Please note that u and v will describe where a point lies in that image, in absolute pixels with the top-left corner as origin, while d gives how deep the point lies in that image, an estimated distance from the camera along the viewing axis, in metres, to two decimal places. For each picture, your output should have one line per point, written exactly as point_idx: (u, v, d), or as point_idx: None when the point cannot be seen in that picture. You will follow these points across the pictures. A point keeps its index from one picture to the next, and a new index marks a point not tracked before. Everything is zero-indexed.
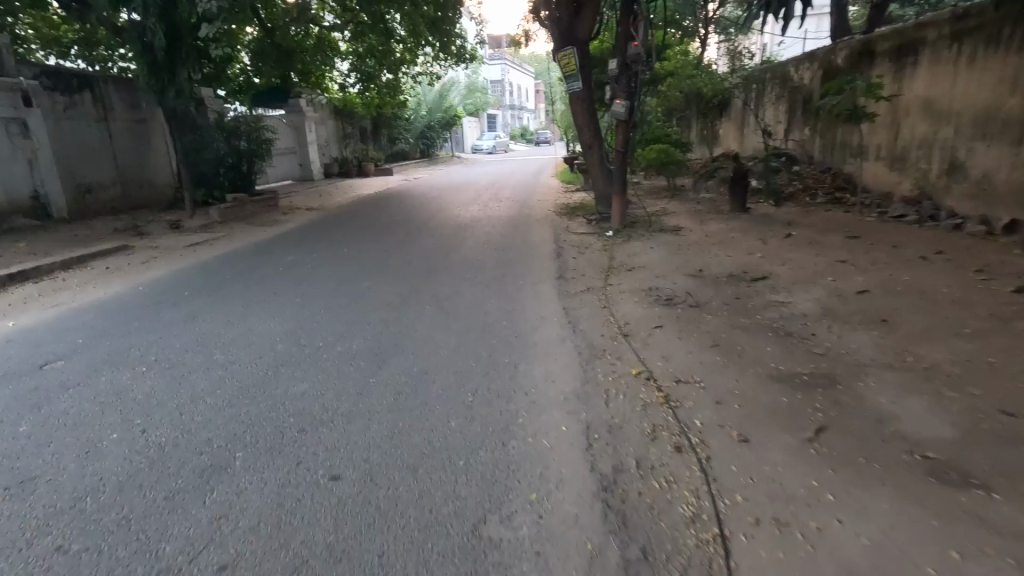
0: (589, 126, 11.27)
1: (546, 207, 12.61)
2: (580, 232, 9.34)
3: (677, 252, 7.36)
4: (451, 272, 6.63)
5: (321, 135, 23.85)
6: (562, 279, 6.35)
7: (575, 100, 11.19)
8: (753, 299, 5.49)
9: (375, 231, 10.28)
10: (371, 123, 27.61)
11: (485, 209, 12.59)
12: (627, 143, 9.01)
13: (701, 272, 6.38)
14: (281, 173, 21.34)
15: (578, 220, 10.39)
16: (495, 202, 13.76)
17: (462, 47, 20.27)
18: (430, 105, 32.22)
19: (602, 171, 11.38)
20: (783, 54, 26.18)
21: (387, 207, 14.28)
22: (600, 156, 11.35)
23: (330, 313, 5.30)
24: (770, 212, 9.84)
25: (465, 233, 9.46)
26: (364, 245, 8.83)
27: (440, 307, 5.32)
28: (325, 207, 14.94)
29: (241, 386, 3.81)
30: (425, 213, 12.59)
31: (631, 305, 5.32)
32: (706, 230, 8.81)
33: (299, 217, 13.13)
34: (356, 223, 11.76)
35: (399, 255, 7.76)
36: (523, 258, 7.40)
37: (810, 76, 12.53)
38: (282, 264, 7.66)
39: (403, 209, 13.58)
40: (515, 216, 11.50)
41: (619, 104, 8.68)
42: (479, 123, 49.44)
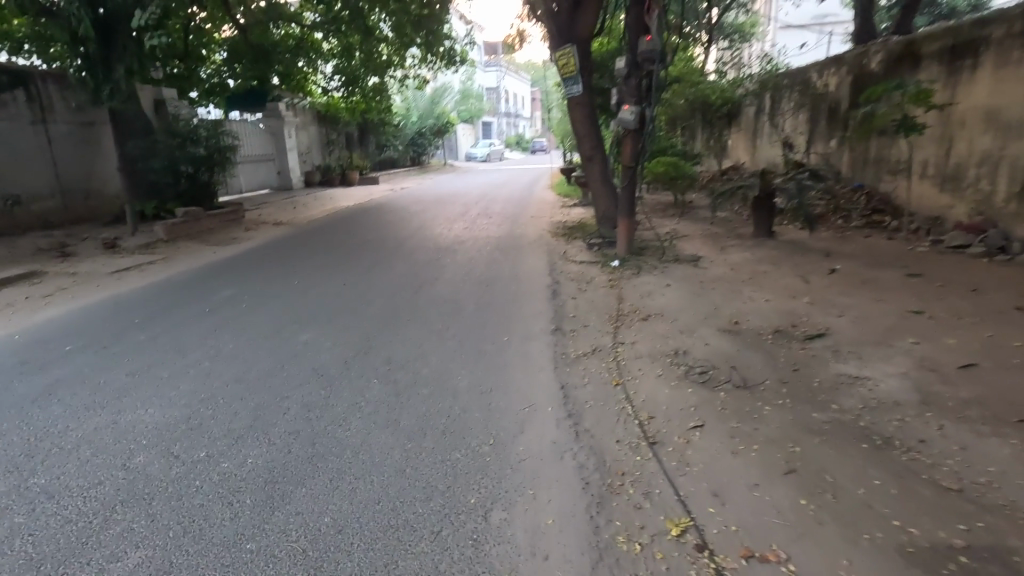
0: (590, 137, 9.90)
1: (540, 226, 11.25)
2: (579, 259, 7.93)
3: (700, 292, 5.97)
4: (417, 322, 5.19)
5: (301, 141, 22.41)
6: (558, 332, 4.92)
7: (574, 106, 9.80)
8: (815, 371, 4.09)
9: (340, 255, 8.82)
10: (357, 129, 26.21)
11: (471, 228, 11.19)
12: (637, 158, 7.62)
13: (737, 325, 4.98)
14: (257, 181, 19.89)
15: (577, 243, 8.99)
16: (483, 219, 12.37)
17: (452, 49, 18.94)
18: (421, 111, 30.89)
19: (605, 186, 9.97)
20: (792, 62, 25.03)
21: (365, 222, 12.88)
22: (602, 170, 9.97)
23: (238, 391, 3.85)
24: (801, 237, 8.50)
25: (443, 260, 8.01)
26: (320, 275, 7.38)
27: (389, 383, 3.90)
28: (296, 221, 13.50)
29: (38, 553, 2.35)
30: (402, 230, 11.16)
31: (653, 383, 3.87)
32: (729, 259, 7.46)
33: (263, 234, 11.68)
34: (323, 243, 10.31)
35: (356, 293, 6.31)
36: (508, 297, 5.97)
37: (836, 82, 11.21)
38: (214, 300, 6.20)
39: (381, 225, 12.15)
40: (505, 236, 10.11)
41: (626, 110, 7.31)
42: (474, 131, 48.13)
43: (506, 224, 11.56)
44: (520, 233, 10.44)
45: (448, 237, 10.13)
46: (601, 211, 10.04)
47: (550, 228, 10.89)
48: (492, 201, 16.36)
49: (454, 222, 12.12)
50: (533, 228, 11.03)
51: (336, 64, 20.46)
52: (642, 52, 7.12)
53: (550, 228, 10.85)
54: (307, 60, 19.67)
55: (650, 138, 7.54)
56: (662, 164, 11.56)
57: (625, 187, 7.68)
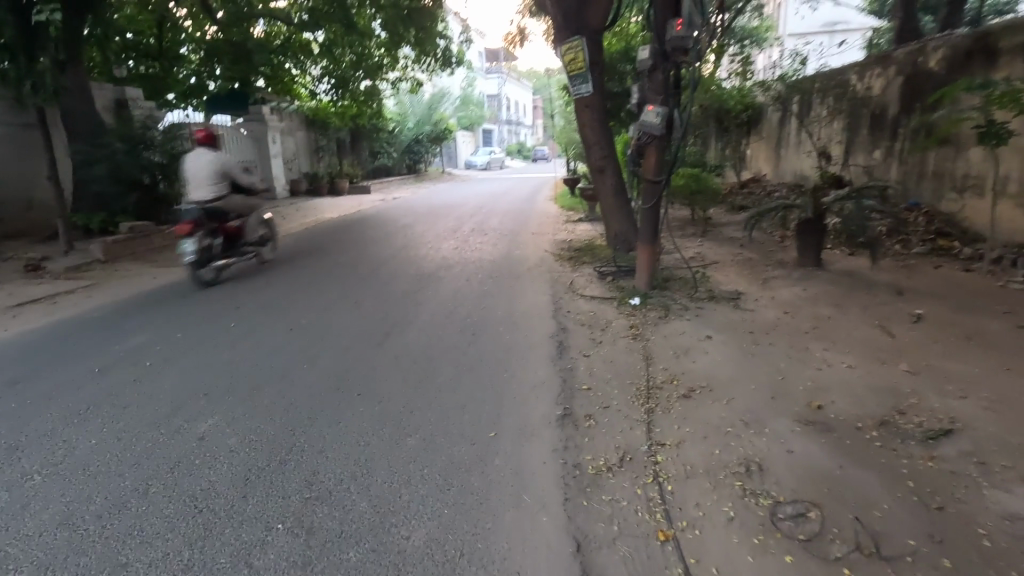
0: (601, 144, 8.47)
1: (542, 245, 9.84)
2: (590, 294, 6.49)
3: (752, 351, 4.51)
4: (371, 399, 3.75)
5: (287, 147, 21.04)
6: (564, 421, 3.45)
7: (583, 108, 8.39)
8: (972, 511, 2.62)
9: (302, 283, 7.39)
10: (349, 135, 24.86)
11: (462, 247, 9.80)
12: (663, 172, 6.16)
13: (821, 411, 3.50)
14: None
15: (587, 270, 7.55)
16: (476, 236, 10.97)
17: (448, 49, 17.62)
18: (417, 117, 29.57)
19: (618, 202, 8.53)
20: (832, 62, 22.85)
21: (344, 237, 11.50)
22: (616, 183, 8.55)
23: (55, 546, 2.41)
24: (856, 267, 7.06)
25: (423, 294, 6.56)
26: (268, 313, 5.93)
27: (298, 534, 2.46)
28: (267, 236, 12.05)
29: None
30: (384, 250, 9.76)
31: (727, 546, 2.39)
32: (777, 297, 6.01)
33: (226, 252, 10.24)
34: (291, 265, 8.89)
35: (303, 344, 4.85)
36: (498, 356, 4.48)
37: (881, 84, 9.83)
38: (117, 351, 4.77)
39: (362, 242, 10.75)
40: (500, 258, 8.73)
41: (651, 112, 5.88)
42: (473, 139, 46.80)
43: (502, 243, 10.14)
44: (520, 255, 9.00)
45: (434, 260, 8.69)
46: (612, 232, 8.62)
47: (552, 248, 9.46)
48: (489, 213, 14.95)
49: (444, 239, 10.71)
50: (532, 248, 9.58)
51: (324, 65, 19.16)
52: (672, 38, 5.66)
53: (553, 249, 9.43)
54: (294, 60, 18.38)
55: (680, 148, 6.09)
56: (681, 177, 10.18)
57: (646, 207, 6.24)
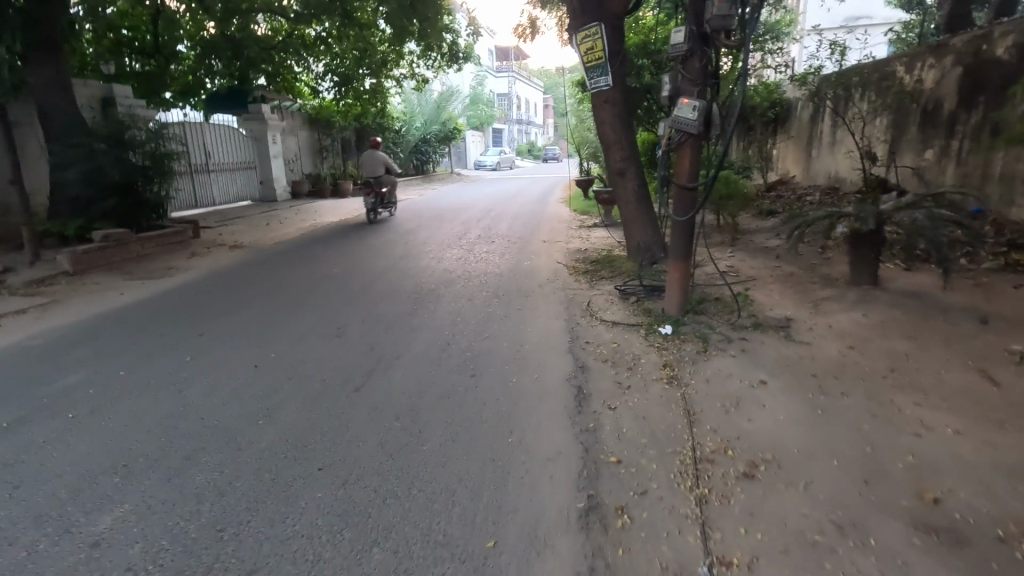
0: (622, 143, 7.53)
1: (555, 256, 8.90)
2: (612, 319, 5.59)
3: (822, 406, 3.57)
4: (338, 476, 2.89)
5: (289, 148, 20.32)
6: (589, 519, 2.58)
7: (601, 104, 7.49)
8: None
9: (284, 300, 6.56)
10: (353, 135, 24.08)
11: (466, 256, 8.93)
12: (699, 177, 5.23)
13: (939, 507, 2.58)
14: (236, 192, 17.77)
15: (606, 288, 6.65)
16: (482, 244, 10.09)
17: (455, 43, 16.82)
18: (425, 116, 28.80)
19: (641, 209, 7.61)
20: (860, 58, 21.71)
21: (339, 244, 10.69)
22: (638, 187, 7.62)
23: None
24: (921, 286, 6.08)
25: (419, 317, 5.68)
26: (237, 342, 5.08)
27: None
28: (259, 243, 11.27)
29: None
30: (381, 259, 8.89)
31: None
32: (836, 324, 5.06)
33: (213, 261, 9.46)
34: (279, 276, 8.06)
35: (267, 389, 3.99)
36: (502, 410, 3.59)
37: (933, 76, 8.83)
38: (45, 395, 3.96)
39: (359, 250, 9.92)
40: (507, 271, 7.83)
41: (686, 106, 4.96)
42: (483, 138, 46.00)
43: (510, 253, 9.23)
44: (531, 267, 8.10)
45: (434, 272, 7.83)
46: (633, 242, 7.69)
47: (566, 259, 8.55)
48: (497, 217, 14.08)
49: (447, 247, 9.86)
50: (543, 259, 8.66)
51: (327, 62, 18.46)
52: (712, 17, 4.73)
53: (567, 260, 8.50)
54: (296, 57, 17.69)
55: (720, 149, 5.15)
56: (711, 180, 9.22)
57: (677, 217, 5.34)
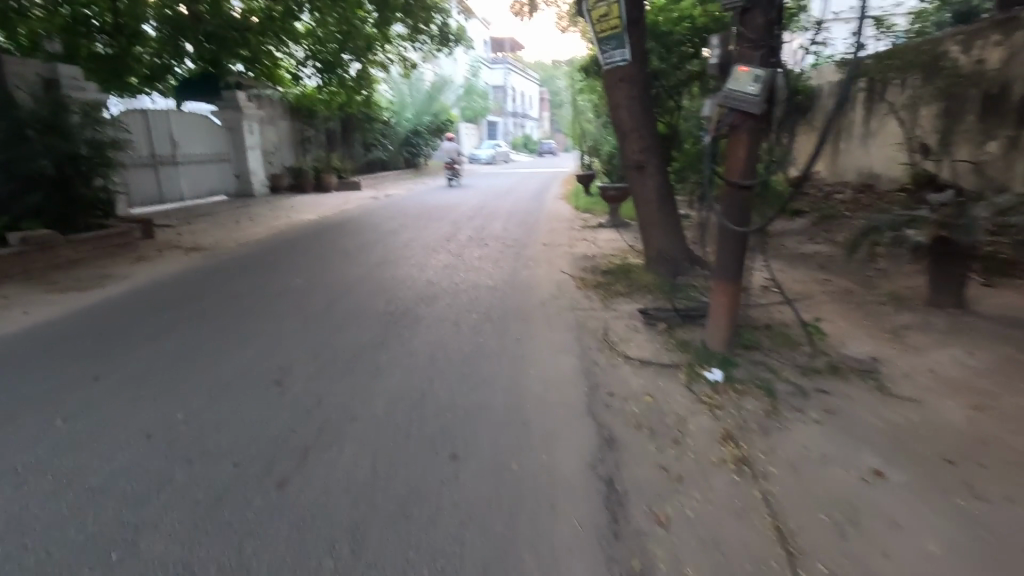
0: (642, 130, 6.25)
1: (559, 263, 7.62)
2: (639, 353, 4.35)
3: (988, 527, 2.33)
4: None
5: (268, 139, 18.93)
6: None
7: (617, 83, 6.22)
8: None
9: (223, 322, 5.25)
10: (339, 125, 22.66)
11: (455, 264, 7.63)
12: (755, 173, 3.98)
13: None
14: (209, 186, 16.39)
15: (626, 308, 5.41)
16: (473, 248, 8.80)
17: (445, 25, 15.48)
18: (416, 106, 27.41)
19: (664, 209, 6.37)
20: None
21: (310, 246, 9.39)
22: (661, 184, 6.36)
23: None
24: (1021, 312, 4.87)
25: (388, 351, 4.41)
26: (139, 388, 3.78)
27: None
28: (222, 244, 9.95)
29: None
30: (353, 266, 7.60)
31: None
32: (939, 368, 3.84)
33: (161, 267, 8.17)
34: (229, 287, 6.75)
35: (149, 487, 2.70)
36: (497, 531, 2.35)
37: (997, 56, 7.61)
38: None
39: (332, 254, 8.62)
40: (503, 284, 6.55)
41: (746, 78, 3.69)
42: (478, 131, 44.56)
43: (506, 260, 7.93)
44: (532, 278, 6.81)
45: (415, 285, 6.54)
46: (655, 250, 6.45)
47: (572, 268, 7.27)
48: (491, 215, 12.78)
49: (433, 251, 8.58)
50: (544, 268, 7.37)
51: (309, 46, 17.09)
52: None
53: (574, 269, 7.23)
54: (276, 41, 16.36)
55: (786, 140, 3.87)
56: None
57: (724, 225, 4.09)
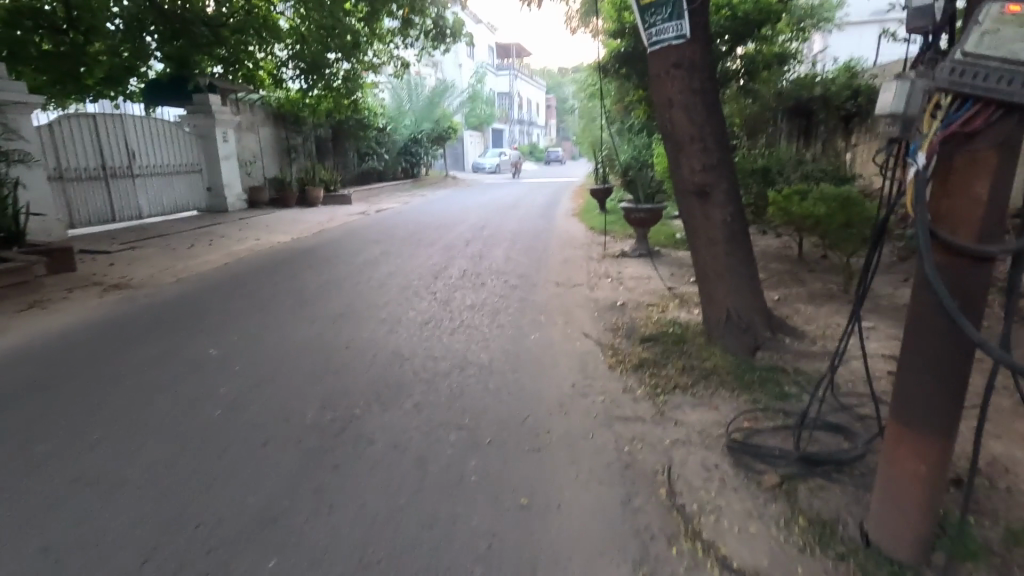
0: (708, 136, 4.23)
1: (579, 319, 5.64)
2: (748, 553, 2.36)
3: None
4: None
5: (248, 147, 17.09)
6: None
7: (669, 70, 4.24)
8: None
9: (50, 443, 3.28)
10: (329, 133, 20.84)
11: (439, 321, 5.64)
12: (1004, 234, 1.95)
13: None
14: (175, 201, 14.53)
15: (696, 425, 3.41)
16: (465, 290, 6.83)
17: (441, 16, 13.62)
18: (415, 113, 25.64)
19: (737, 256, 4.40)
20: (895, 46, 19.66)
21: (262, 284, 7.46)
22: (733, 215, 4.34)
23: None
24: None
25: (283, 548, 2.42)
26: None
27: None
28: (156, 279, 8.03)
29: None
30: (301, 324, 5.61)
31: None
32: None
33: (53, 315, 6.24)
34: (116, 355, 4.79)
35: None
36: None
37: None
38: None
39: (282, 298, 6.66)
40: (501, 359, 4.55)
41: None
42: (483, 139, 42.83)
43: (508, 311, 5.94)
44: (543, 348, 4.82)
45: (376, 363, 4.53)
46: (724, 310, 4.47)
47: (598, 330, 5.28)
48: (491, 239, 10.83)
49: (413, 296, 6.61)
50: (559, 328, 5.38)
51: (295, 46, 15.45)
52: None
53: (601, 331, 5.24)
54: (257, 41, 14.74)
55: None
56: (841, 193, 6.01)
57: (930, 326, 2.07)
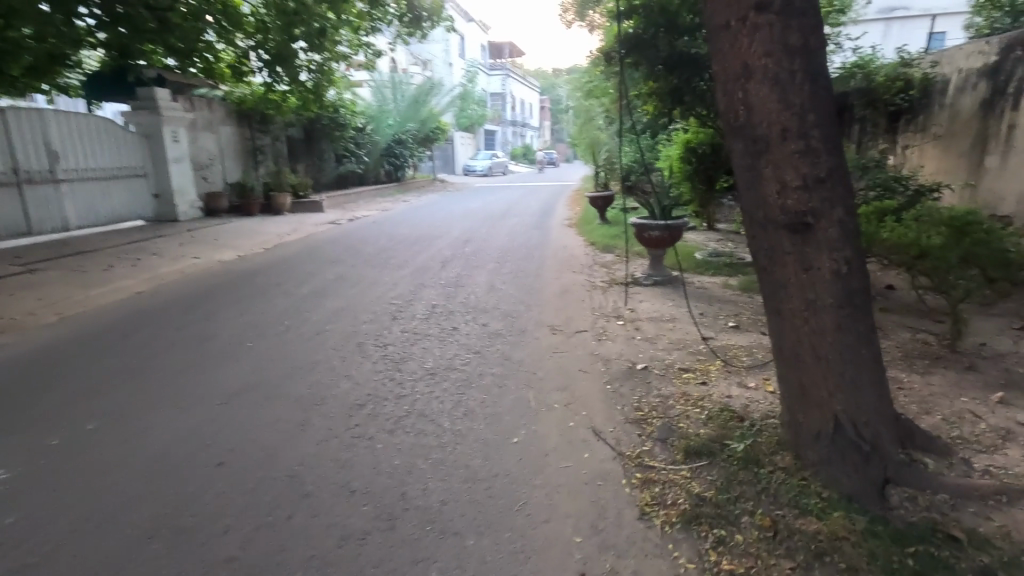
0: (814, 130, 2.46)
1: (587, 401, 3.86)
2: None
3: None
4: None
5: (206, 148, 15.24)
6: None
7: (749, 17, 2.47)
8: None
9: None
10: (301, 133, 19.02)
11: (378, 403, 3.83)
12: None
13: None
14: (114, 210, 12.63)
15: None
16: (426, 343, 5.03)
17: None
18: (400, 113, 23.94)
19: (857, 330, 2.61)
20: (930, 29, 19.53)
21: (162, 328, 5.58)
22: (852, 263, 2.56)
23: None
24: None
25: None
26: None
27: None
28: (34, 317, 6.18)
29: None
30: (175, 410, 3.77)
31: None
32: None
33: None
34: None
35: None
36: None
37: None
38: None
39: (180, 353, 4.85)
40: (460, 498, 2.77)
41: None
42: (474, 141, 41.07)
43: (481, 383, 4.15)
44: (530, 468, 3.03)
45: (250, 507, 2.71)
46: (830, 415, 2.69)
47: (614, 426, 3.51)
48: (474, 258, 9.05)
49: (357, 352, 4.82)
50: (556, 421, 3.59)
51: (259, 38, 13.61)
52: None
53: (620, 429, 3.46)
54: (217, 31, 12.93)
55: None
56: (953, 215, 4.26)
57: None
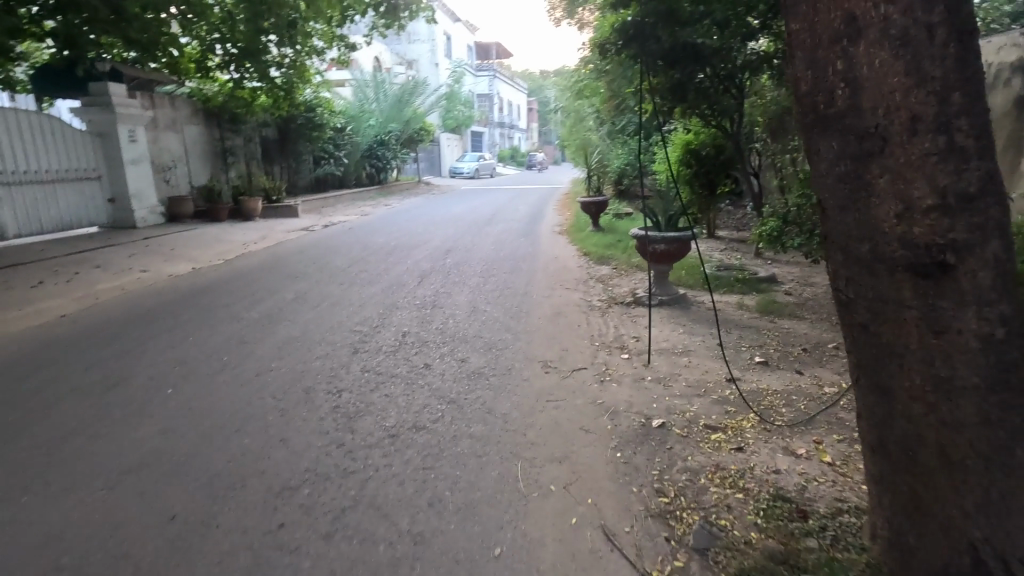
0: (961, 118, 1.57)
1: (591, 480, 2.95)
2: None
3: None
4: None
5: (169, 149, 14.15)
6: None
7: None
8: None
9: None
10: (275, 133, 17.94)
11: (317, 486, 2.89)
12: None
13: None
14: (58, 215, 11.52)
15: None
16: (390, 389, 4.07)
17: None
18: (383, 113, 22.96)
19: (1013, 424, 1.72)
20: None
21: (71, 366, 4.56)
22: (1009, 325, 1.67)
23: None
24: None
25: None
26: None
27: None
28: None
29: None
30: (40, 503, 2.79)
31: None
32: None
33: None
34: None
35: None
36: None
37: None
38: None
39: (78, 405, 3.85)
40: None
41: None
42: (461, 143, 40.10)
43: (453, 453, 3.21)
44: None
45: None
46: (967, 549, 1.78)
47: (632, 523, 2.60)
48: (455, 271, 8.11)
49: (304, 403, 3.86)
50: (551, 516, 2.67)
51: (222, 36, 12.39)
52: None
53: (640, 530, 2.56)
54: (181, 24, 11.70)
55: None
56: None
57: None
